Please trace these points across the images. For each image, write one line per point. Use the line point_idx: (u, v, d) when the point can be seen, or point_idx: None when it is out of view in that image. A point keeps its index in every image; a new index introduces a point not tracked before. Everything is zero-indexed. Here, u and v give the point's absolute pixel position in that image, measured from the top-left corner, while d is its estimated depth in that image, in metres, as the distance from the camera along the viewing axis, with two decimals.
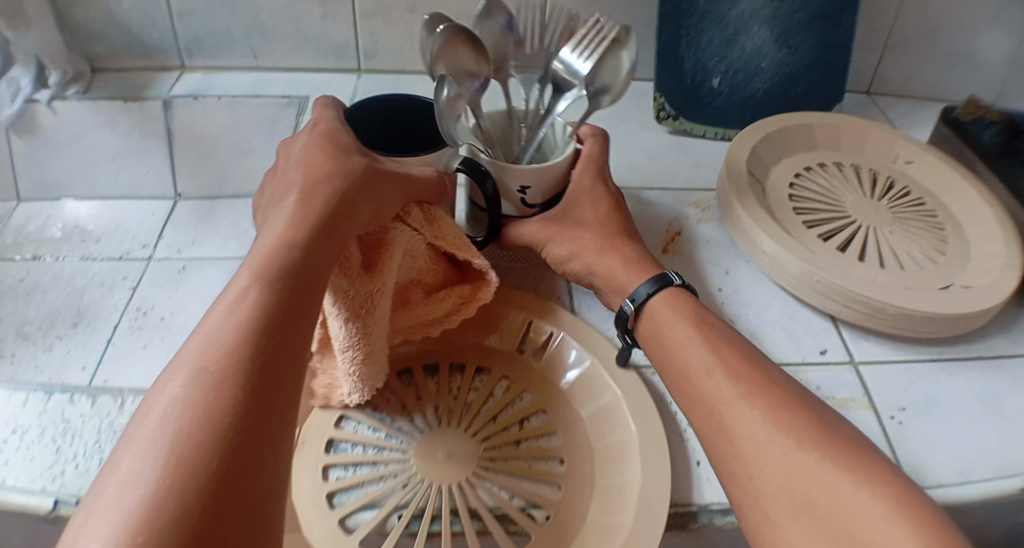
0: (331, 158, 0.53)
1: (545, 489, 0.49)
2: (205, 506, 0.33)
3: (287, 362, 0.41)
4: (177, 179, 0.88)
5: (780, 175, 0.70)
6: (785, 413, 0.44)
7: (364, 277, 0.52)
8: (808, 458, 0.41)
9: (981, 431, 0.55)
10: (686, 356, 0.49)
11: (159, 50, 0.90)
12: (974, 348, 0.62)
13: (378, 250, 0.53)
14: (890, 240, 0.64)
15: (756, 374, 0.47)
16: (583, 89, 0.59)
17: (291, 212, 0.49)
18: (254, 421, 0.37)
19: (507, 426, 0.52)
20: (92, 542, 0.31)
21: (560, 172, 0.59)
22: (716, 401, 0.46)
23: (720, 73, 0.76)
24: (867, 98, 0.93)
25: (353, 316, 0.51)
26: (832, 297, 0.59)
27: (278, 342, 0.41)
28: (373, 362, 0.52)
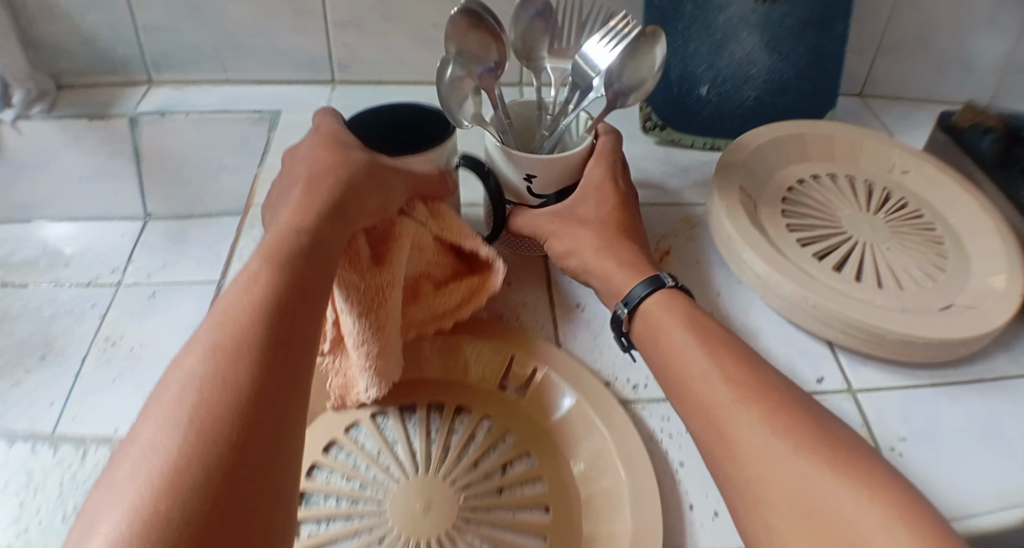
0: (334, 153, 0.53)
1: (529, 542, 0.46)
2: (227, 479, 0.33)
3: (300, 339, 0.41)
4: (147, 200, 0.90)
5: (771, 191, 0.67)
6: (783, 416, 0.42)
7: (375, 270, 0.52)
8: (807, 463, 0.40)
9: (987, 458, 0.53)
10: (682, 360, 0.48)
11: (125, 66, 0.85)
12: (976, 370, 0.59)
13: (387, 243, 0.53)
14: (888, 257, 0.62)
15: (753, 378, 0.45)
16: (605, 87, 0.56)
17: (298, 203, 0.49)
18: (272, 400, 0.37)
19: (489, 472, 0.50)
20: (116, 506, 0.31)
21: (567, 165, 0.57)
22: (713, 404, 0.44)
23: (708, 81, 0.72)
24: (860, 101, 0.90)
25: (364, 311, 0.51)
26: (830, 324, 0.56)
27: (291, 319, 0.41)
28: (386, 355, 0.52)
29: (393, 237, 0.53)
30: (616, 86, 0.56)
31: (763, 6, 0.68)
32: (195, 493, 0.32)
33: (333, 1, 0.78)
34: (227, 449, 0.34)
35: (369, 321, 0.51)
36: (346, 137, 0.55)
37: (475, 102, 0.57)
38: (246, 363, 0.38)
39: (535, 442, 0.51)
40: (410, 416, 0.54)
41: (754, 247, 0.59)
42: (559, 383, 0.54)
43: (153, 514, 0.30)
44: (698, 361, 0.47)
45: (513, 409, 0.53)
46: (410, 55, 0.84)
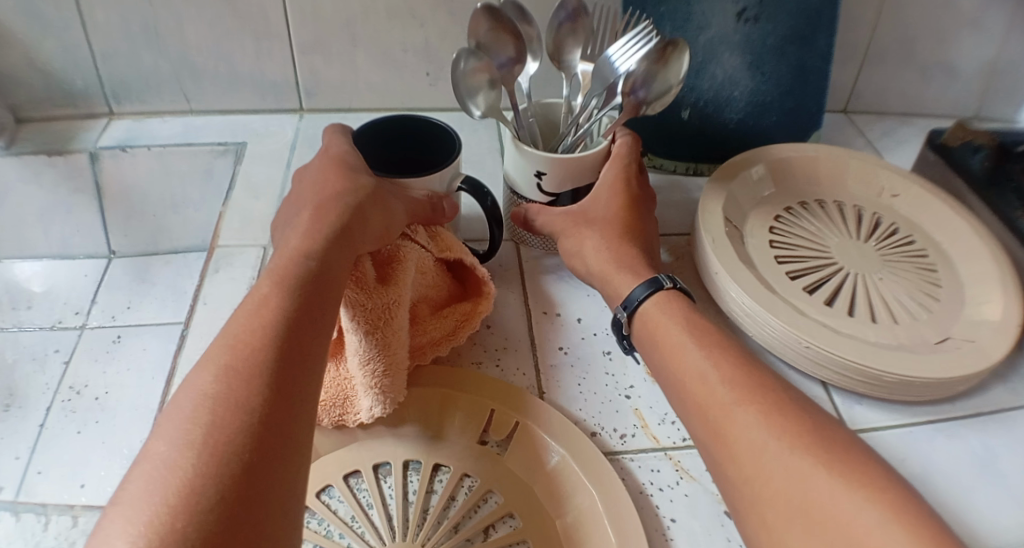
0: (343, 176, 0.53)
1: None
2: (237, 498, 0.33)
3: (308, 357, 0.41)
4: (109, 236, 0.86)
5: (759, 220, 0.65)
6: (780, 415, 0.41)
7: (379, 289, 0.52)
8: (804, 461, 0.38)
9: (988, 497, 0.51)
10: (681, 359, 0.46)
11: (84, 96, 0.81)
12: (974, 404, 0.58)
13: (390, 265, 0.54)
14: (880, 289, 0.60)
15: (752, 378, 0.44)
16: (627, 96, 0.59)
17: (307, 222, 0.49)
18: (279, 416, 0.37)
19: (471, 537, 0.47)
20: (128, 531, 0.30)
21: (579, 164, 0.59)
22: (711, 405, 0.43)
23: (690, 104, 0.70)
24: (843, 117, 0.89)
25: (370, 329, 0.51)
26: (825, 365, 0.54)
27: (299, 339, 0.41)
28: (391, 373, 0.51)
29: (398, 259, 0.54)
30: (638, 94, 0.58)
31: (745, 24, 0.65)
32: (207, 513, 0.31)
33: (297, 27, 0.76)
34: (236, 467, 0.34)
35: (376, 338, 0.51)
36: (353, 159, 0.55)
37: (491, 95, 0.59)
38: (256, 376, 0.38)
39: (521, 493, 0.48)
40: (386, 476, 0.50)
41: (743, 283, 0.57)
42: (544, 438, 0.51)
43: (166, 534, 0.30)
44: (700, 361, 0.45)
45: (496, 467, 0.50)
46: (379, 81, 0.81)
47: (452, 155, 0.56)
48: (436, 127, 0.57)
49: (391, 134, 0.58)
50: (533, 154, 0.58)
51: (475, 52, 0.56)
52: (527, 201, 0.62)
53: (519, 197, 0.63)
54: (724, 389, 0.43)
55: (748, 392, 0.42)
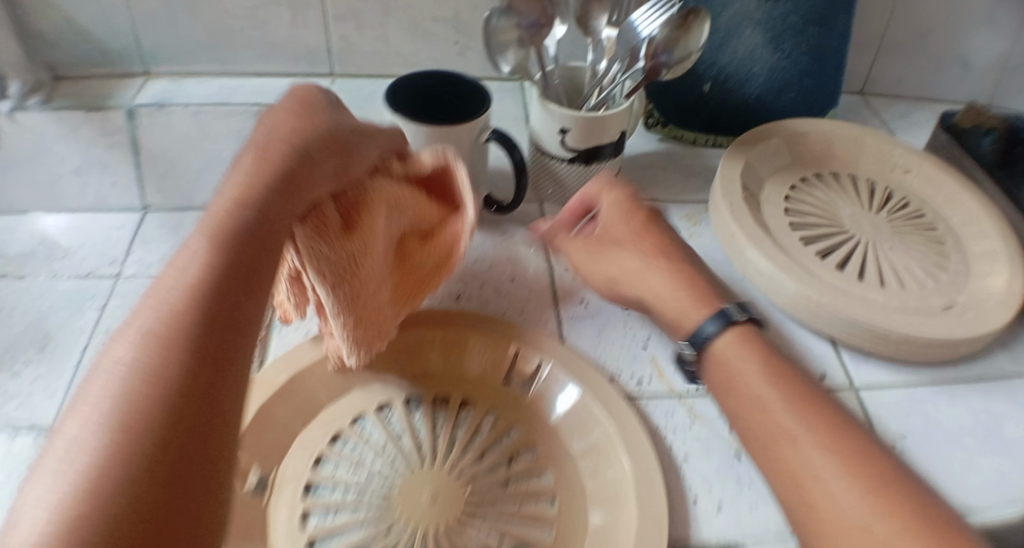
0: (291, 125, 0.48)
1: (538, 533, 0.46)
2: (166, 447, 0.30)
3: (241, 322, 0.37)
4: (144, 192, 0.86)
5: (774, 188, 0.67)
6: (848, 448, 0.41)
7: (341, 239, 0.48)
8: (874, 503, 0.38)
9: (987, 454, 0.53)
10: (749, 390, 0.46)
11: (121, 56, 0.84)
12: (976, 369, 0.60)
13: (354, 210, 0.49)
14: (889, 256, 0.62)
15: (816, 408, 0.44)
16: (651, 58, 0.62)
17: (246, 171, 0.43)
18: (210, 386, 0.33)
19: (495, 465, 0.50)
20: (31, 513, 0.26)
21: (603, 123, 0.62)
22: (778, 430, 0.43)
23: (711, 78, 0.72)
24: (860, 98, 0.91)
25: (335, 281, 0.48)
26: (838, 323, 0.56)
27: (230, 302, 0.37)
28: (362, 322, 0.51)
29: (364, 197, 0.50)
30: (659, 57, 0.62)
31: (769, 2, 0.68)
32: (135, 462, 0.29)
33: None
34: (168, 419, 0.30)
35: (343, 290, 0.48)
36: (316, 104, 0.51)
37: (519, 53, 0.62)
38: (188, 321, 0.34)
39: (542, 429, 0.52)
40: (415, 410, 0.53)
41: (757, 245, 0.60)
42: (561, 375, 0.54)
43: (76, 520, 0.26)
44: (782, 401, 0.44)
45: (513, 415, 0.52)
46: (407, 49, 0.84)
47: (483, 111, 0.60)
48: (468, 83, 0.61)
49: (420, 85, 0.62)
50: (557, 110, 0.61)
51: (506, 10, 0.60)
52: (553, 157, 0.65)
53: (545, 154, 0.65)
54: (800, 429, 0.42)
55: (828, 438, 0.41)
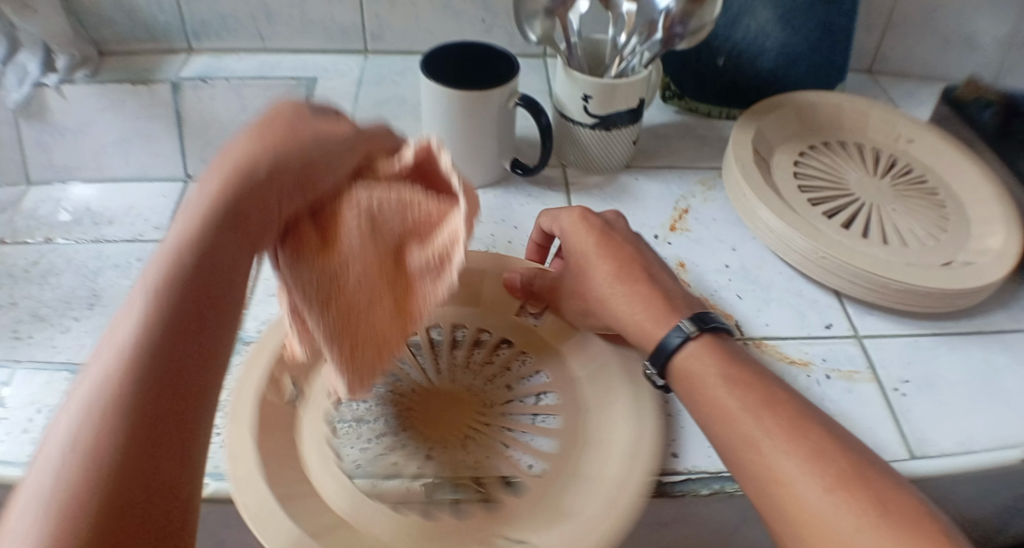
0: (255, 136, 0.43)
1: (560, 457, 0.51)
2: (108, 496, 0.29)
3: (193, 348, 0.35)
4: (187, 163, 0.92)
5: (785, 155, 0.72)
6: (795, 435, 0.41)
7: (321, 263, 0.44)
8: (819, 488, 0.38)
9: (979, 401, 0.57)
10: (704, 387, 0.45)
11: (166, 33, 0.89)
12: (975, 323, 0.64)
13: (332, 228, 0.44)
14: (892, 217, 0.66)
15: (764, 393, 0.43)
16: (668, 29, 0.66)
17: (204, 196, 0.40)
18: (161, 422, 0.32)
19: (507, 390, 0.56)
20: None
21: (624, 93, 0.66)
22: (728, 418, 0.43)
23: (725, 53, 0.76)
24: (869, 77, 0.94)
25: (320, 311, 0.46)
26: (839, 274, 0.61)
27: (180, 334, 0.34)
28: (357, 352, 0.47)
29: (334, 212, 0.44)
30: (675, 29, 0.66)
31: None
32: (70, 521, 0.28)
33: None
34: (107, 463, 0.30)
35: (332, 319, 0.46)
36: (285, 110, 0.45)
37: (544, 23, 0.68)
38: (118, 360, 0.33)
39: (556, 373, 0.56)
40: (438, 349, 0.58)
41: (768, 205, 0.64)
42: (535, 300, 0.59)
43: None
44: (770, 433, 0.41)
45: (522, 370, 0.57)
46: (437, 28, 0.88)
47: (511, 78, 0.65)
48: (496, 51, 0.66)
49: (453, 53, 0.66)
50: (581, 78, 0.66)
51: None
52: (578, 124, 0.70)
53: (569, 121, 0.71)
54: (757, 429, 0.41)
55: (810, 456, 0.39)
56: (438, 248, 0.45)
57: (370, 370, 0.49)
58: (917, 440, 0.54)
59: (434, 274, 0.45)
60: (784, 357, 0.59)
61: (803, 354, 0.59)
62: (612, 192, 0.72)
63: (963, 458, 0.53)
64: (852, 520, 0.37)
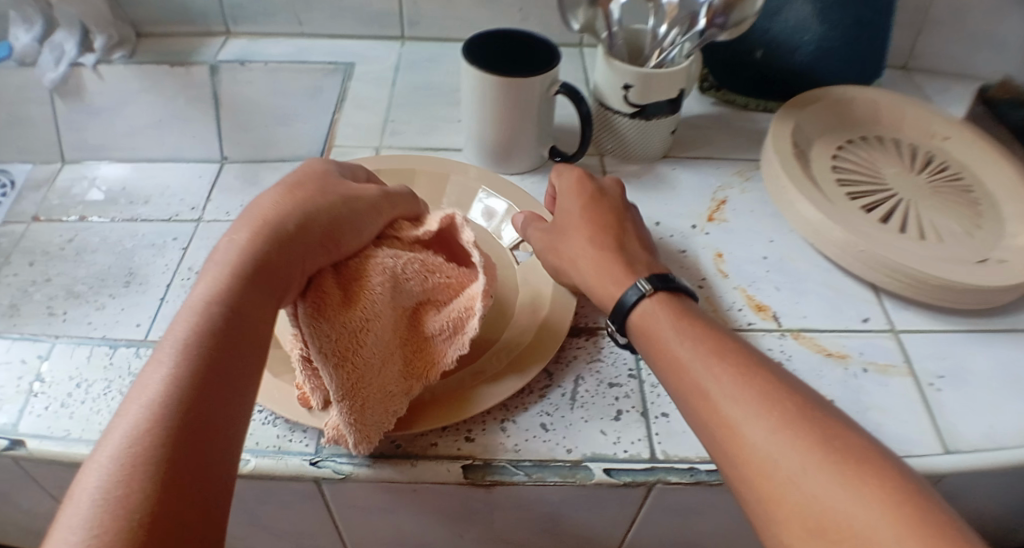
0: (281, 206, 0.51)
1: (600, 442, 0.53)
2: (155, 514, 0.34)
3: (233, 379, 0.41)
4: (223, 145, 0.95)
5: (822, 150, 0.72)
6: (740, 374, 0.43)
7: (340, 316, 0.49)
8: (754, 417, 0.41)
9: (1014, 398, 0.57)
10: (661, 338, 0.48)
11: (203, 16, 0.90)
12: (1009, 321, 0.64)
13: (353, 284, 0.50)
14: (929, 213, 0.66)
15: (716, 341, 0.46)
16: (711, 21, 0.67)
17: (239, 252, 0.47)
18: (202, 439, 0.38)
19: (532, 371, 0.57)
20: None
21: (665, 82, 0.66)
22: (680, 363, 0.46)
23: (763, 45, 0.77)
24: (903, 74, 0.94)
25: (334, 361, 0.48)
26: (876, 267, 0.61)
27: (225, 362, 0.41)
28: (367, 407, 0.49)
29: (357, 271, 0.51)
30: (717, 21, 0.67)
31: None
32: (122, 534, 0.33)
33: None
34: (158, 484, 0.35)
35: (345, 371, 0.48)
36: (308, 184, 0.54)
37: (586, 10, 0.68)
38: (168, 397, 0.38)
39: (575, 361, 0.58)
40: None
41: (807, 198, 0.65)
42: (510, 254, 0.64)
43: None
44: (715, 377, 0.44)
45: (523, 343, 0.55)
46: (475, 15, 0.89)
47: (553, 66, 0.65)
48: (538, 39, 0.66)
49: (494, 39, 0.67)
50: (623, 68, 0.66)
51: None
52: (617, 112, 0.70)
53: (609, 109, 0.71)
54: (704, 370, 0.44)
55: (750, 391, 0.42)
56: (454, 314, 0.53)
57: (380, 426, 0.49)
58: (950, 433, 0.54)
59: (448, 334, 0.53)
60: (820, 349, 0.59)
61: (840, 347, 0.59)
62: (649, 181, 0.73)
63: (996, 454, 0.53)
64: (783, 445, 0.39)
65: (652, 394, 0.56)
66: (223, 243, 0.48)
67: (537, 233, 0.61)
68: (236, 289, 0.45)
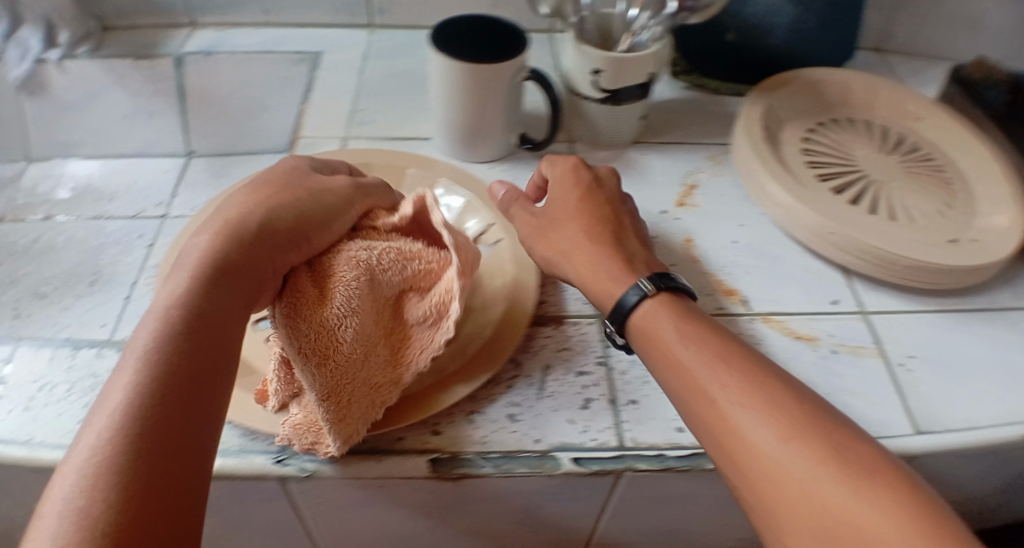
0: (249, 205, 0.51)
1: (566, 431, 0.52)
2: (128, 520, 0.34)
3: (200, 379, 0.40)
4: (188, 138, 0.88)
5: (792, 132, 0.72)
6: (752, 383, 0.42)
7: (314, 313, 0.48)
8: (771, 430, 0.40)
9: (987, 377, 0.57)
10: (664, 342, 0.47)
11: (169, 8, 0.89)
12: (981, 301, 0.64)
13: (326, 279, 0.49)
14: (900, 194, 0.66)
15: (725, 346, 0.45)
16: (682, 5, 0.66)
17: (204, 252, 0.46)
18: (167, 444, 0.37)
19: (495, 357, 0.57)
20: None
21: (636, 67, 0.65)
22: (687, 370, 0.45)
23: (735, 28, 0.76)
24: (876, 56, 0.94)
25: (311, 361, 0.47)
26: (846, 249, 0.61)
27: (189, 363, 0.41)
28: (348, 406, 0.48)
29: (329, 266, 0.50)
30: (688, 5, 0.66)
31: None
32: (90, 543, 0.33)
33: None
34: (121, 494, 0.35)
35: (324, 371, 0.47)
36: (277, 182, 0.53)
37: None
38: (132, 405, 0.38)
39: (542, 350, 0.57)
40: None
41: (776, 180, 0.65)
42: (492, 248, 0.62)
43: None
44: (724, 385, 0.42)
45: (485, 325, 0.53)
46: (444, 2, 0.88)
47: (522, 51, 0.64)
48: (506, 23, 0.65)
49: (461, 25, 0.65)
50: (590, 52, 0.64)
51: None
52: (586, 99, 0.69)
53: (578, 95, 0.70)
54: (714, 379, 0.43)
55: (764, 401, 0.41)
56: (434, 300, 0.51)
57: (362, 423, 0.49)
58: (922, 414, 0.54)
59: (430, 323, 0.52)
60: (790, 332, 0.59)
61: (810, 330, 0.59)
62: (621, 166, 0.72)
63: (967, 434, 0.53)
64: (801, 456, 0.39)
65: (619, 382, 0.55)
66: (189, 246, 0.48)
67: (523, 218, 0.59)
68: (199, 289, 0.44)
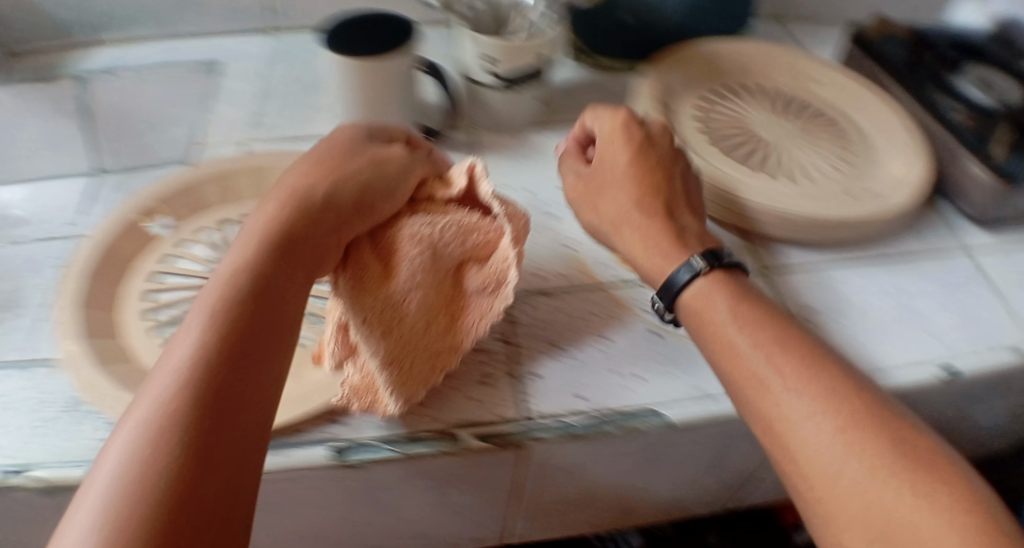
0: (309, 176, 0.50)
1: (471, 411, 0.51)
2: (176, 502, 0.31)
3: (258, 363, 0.38)
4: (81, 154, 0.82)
5: (687, 103, 0.72)
6: (816, 374, 0.42)
7: (377, 285, 0.49)
8: (831, 421, 0.40)
9: (901, 325, 0.58)
10: (717, 329, 0.46)
11: (67, 27, 0.87)
12: (884, 250, 0.65)
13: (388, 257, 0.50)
14: (796, 155, 0.67)
15: (779, 332, 0.45)
16: None
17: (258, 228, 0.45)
18: (217, 419, 0.35)
19: None
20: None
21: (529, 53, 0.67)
22: (735, 352, 0.45)
23: (628, 8, 0.77)
24: (775, 24, 0.95)
25: (379, 330, 0.49)
26: (742, 213, 0.62)
27: (250, 352, 0.38)
28: (409, 372, 0.49)
29: (392, 243, 0.50)
30: None
31: None
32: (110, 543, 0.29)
33: None
34: (189, 450, 0.33)
35: (390, 340, 0.49)
36: (330, 152, 0.53)
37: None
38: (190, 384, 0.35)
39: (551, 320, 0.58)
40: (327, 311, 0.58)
41: None
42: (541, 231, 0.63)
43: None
44: (778, 370, 0.42)
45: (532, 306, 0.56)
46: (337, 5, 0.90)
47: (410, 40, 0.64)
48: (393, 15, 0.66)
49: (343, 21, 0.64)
50: (482, 41, 0.65)
51: None
52: (482, 87, 0.70)
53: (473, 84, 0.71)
54: (768, 371, 0.43)
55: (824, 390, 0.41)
56: (493, 270, 0.52)
57: (422, 384, 0.50)
58: None
59: (490, 293, 0.52)
60: None
61: None
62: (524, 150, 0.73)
63: (888, 380, 0.53)
64: (853, 450, 0.38)
65: (609, 357, 0.55)
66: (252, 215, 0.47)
67: (572, 180, 0.58)
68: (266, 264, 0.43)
